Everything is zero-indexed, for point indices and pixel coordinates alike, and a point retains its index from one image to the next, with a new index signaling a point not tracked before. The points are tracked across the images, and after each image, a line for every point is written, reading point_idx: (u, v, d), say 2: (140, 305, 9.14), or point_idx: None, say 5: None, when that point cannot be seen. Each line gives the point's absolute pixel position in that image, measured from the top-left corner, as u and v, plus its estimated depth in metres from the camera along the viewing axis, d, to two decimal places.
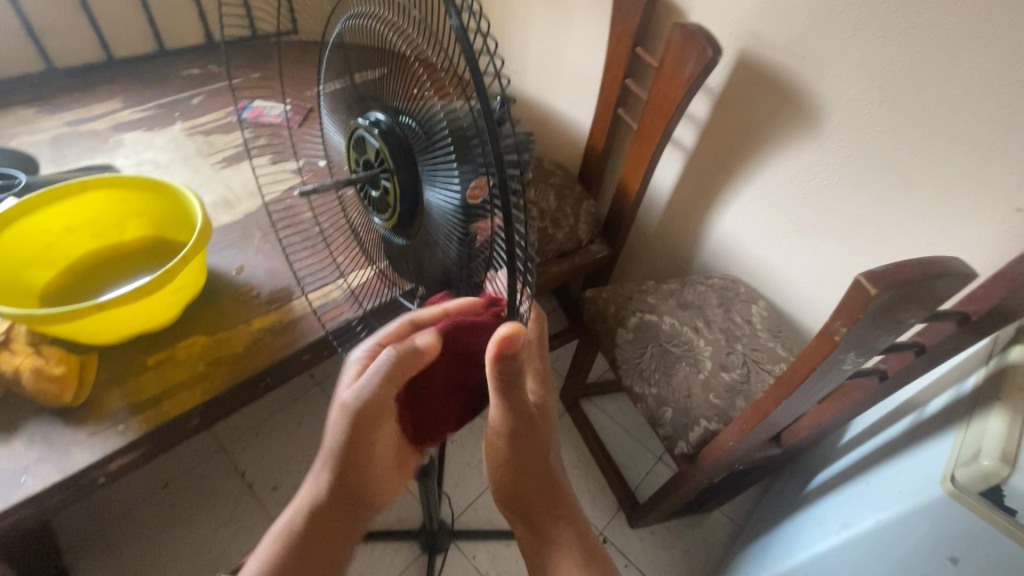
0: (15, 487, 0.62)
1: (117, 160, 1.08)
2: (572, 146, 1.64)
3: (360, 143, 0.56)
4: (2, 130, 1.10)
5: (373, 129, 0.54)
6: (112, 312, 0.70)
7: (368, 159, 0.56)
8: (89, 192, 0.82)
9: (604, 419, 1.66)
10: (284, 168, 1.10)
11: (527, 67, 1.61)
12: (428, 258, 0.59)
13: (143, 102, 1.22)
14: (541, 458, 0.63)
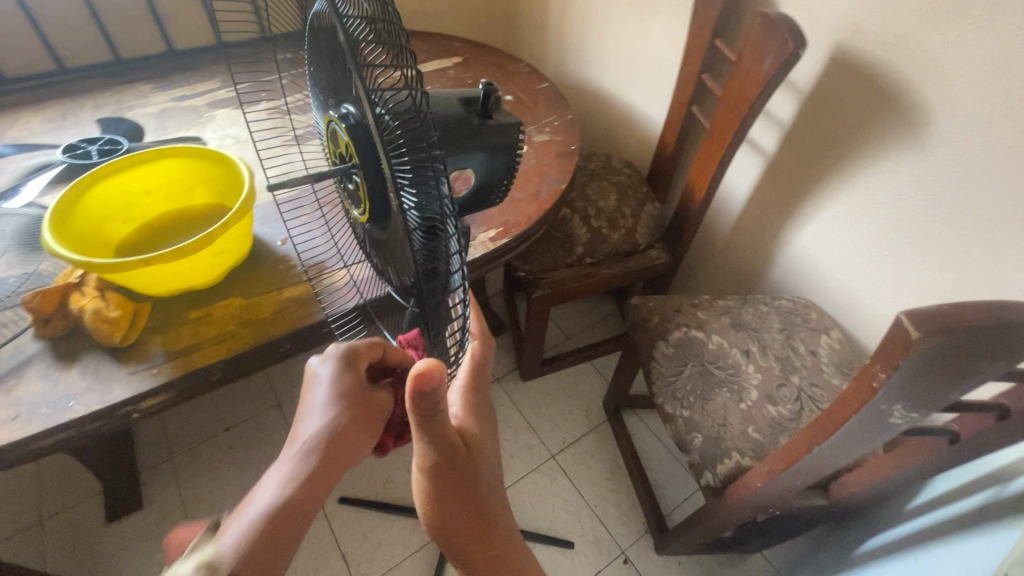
0: (64, 409, 0.72)
1: (206, 133, 1.20)
2: (643, 144, 1.55)
3: (335, 135, 0.57)
4: (123, 102, 1.27)
5: (343, 122, 0.53)
6: (160, 267, 0.77)
7: (342, 153, 0.57)
8: (166, 160, 0.92)
9: (646, 434, 1.58)
10: None
11: (603, 60, 1.55)
12: (397, 253, 0.60)
13: (238, 82, 1.35)
14: (473, 496, 0.58)
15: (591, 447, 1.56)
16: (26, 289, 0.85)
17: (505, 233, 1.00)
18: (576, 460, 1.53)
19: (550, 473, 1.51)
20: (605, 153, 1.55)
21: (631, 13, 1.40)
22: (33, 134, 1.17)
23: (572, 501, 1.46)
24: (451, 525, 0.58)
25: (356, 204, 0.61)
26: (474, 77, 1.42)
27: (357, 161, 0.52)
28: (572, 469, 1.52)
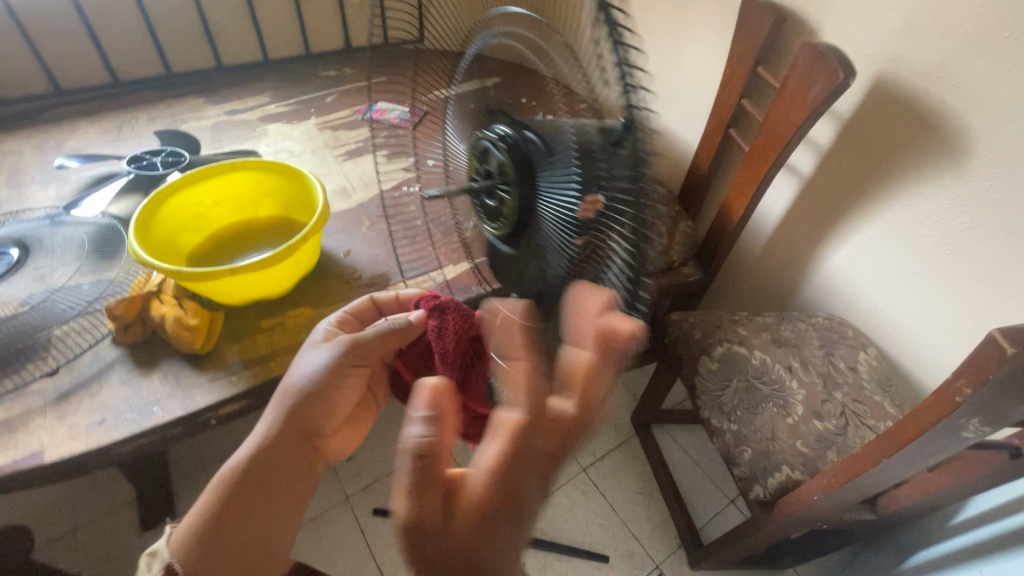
0: (149, 415, 0.74)
1: (260, 147, 1.23)
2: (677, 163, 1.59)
3: (484, 154, 0.63)
4: (175, 114, 1.30)
5: (499, 142, 0.60)
6: (243, 277, 0.80)
7: (489, 169, 0.62)
8: (237, 173, 0.95)
9: (675, 450, 1.59)
10: (396, 165, 1.20)
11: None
12: (532, 270, 0.61)
13: (287, 98, 1.39)
14: (452, 575, 0.47)
15: (621, 460, 1.57)
16: (101, 296, 0.87)
17: None
18: (607, 474, 1.54)
19: (581, 487, 1.51)
20: None
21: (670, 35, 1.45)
22: (93, 144, 1.19)
23: (604, 515, 1.46)
24: None
25: (491, 222, 0.65)
26: None
27: (513, 175, 0.58)
28: (602, 482, 1.52)
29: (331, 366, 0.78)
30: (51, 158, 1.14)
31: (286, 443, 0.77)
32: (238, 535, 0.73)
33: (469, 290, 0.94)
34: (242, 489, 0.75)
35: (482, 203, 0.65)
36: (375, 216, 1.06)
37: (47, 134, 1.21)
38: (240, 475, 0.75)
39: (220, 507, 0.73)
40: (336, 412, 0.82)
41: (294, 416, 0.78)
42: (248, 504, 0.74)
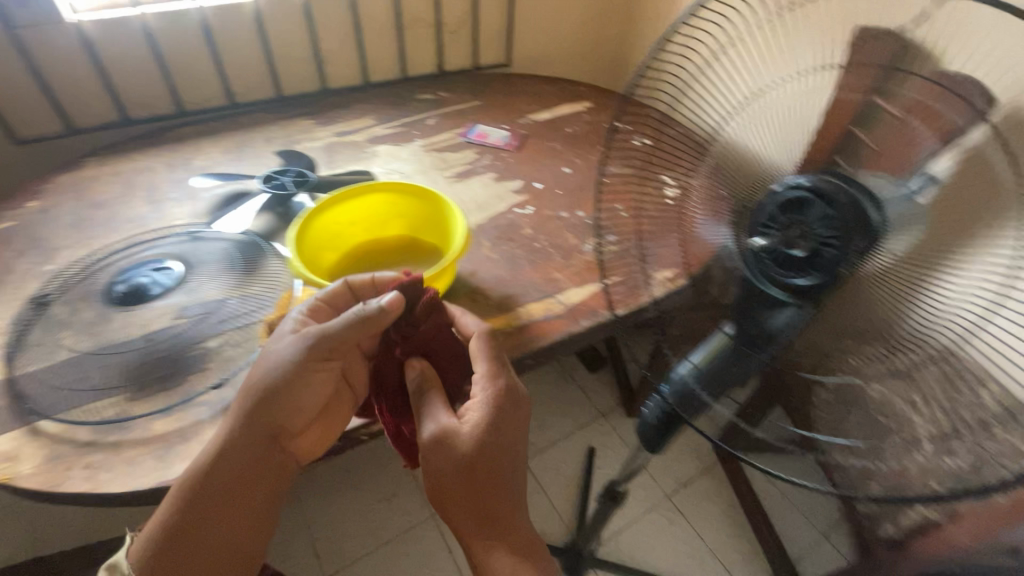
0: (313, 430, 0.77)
1: (373, 168, 1.27)
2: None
3: (783, 206, 0.63)
4: (290, 136, 1.35)
5: (801, 189, 0.62)
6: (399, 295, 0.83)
7: (789, 219, 0.62)
8: (375, 194, 0.98)
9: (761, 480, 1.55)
10: (506, 187, 1.22)
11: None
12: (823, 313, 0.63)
13: (391, 120, 1.43)
14: (455, 496, 0.70)
15: (706, 488, 1.53)
16: (248, 312, 0.90)
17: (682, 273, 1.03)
18: (692, 502, 1.51)
19: (667, 515, 1.48)
20: None
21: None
22: (218, 163, 1.25)
23: (692, 544, 1.43)
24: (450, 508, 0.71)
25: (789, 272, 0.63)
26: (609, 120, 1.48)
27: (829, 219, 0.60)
28: (688, 510, 1.49)
29: (297, 359, 0.73)
30: (183, 176, 1.20)
31: (251, 445, 0.70)
32: (208, 543, 0.67)
33: (599, 313, 0.95)
34: (199, 498, 0.67)
35: (777, 253, 0.64)
36: (494, 238, 1.08)
37: (175, 153, 1.27)
38: (198, 485, 0.68)
39: (174, 518, 0.66)
40: (301, 407, 0.74)
41: (263, 413, 0.71)
42: (206, 513, 0.67)
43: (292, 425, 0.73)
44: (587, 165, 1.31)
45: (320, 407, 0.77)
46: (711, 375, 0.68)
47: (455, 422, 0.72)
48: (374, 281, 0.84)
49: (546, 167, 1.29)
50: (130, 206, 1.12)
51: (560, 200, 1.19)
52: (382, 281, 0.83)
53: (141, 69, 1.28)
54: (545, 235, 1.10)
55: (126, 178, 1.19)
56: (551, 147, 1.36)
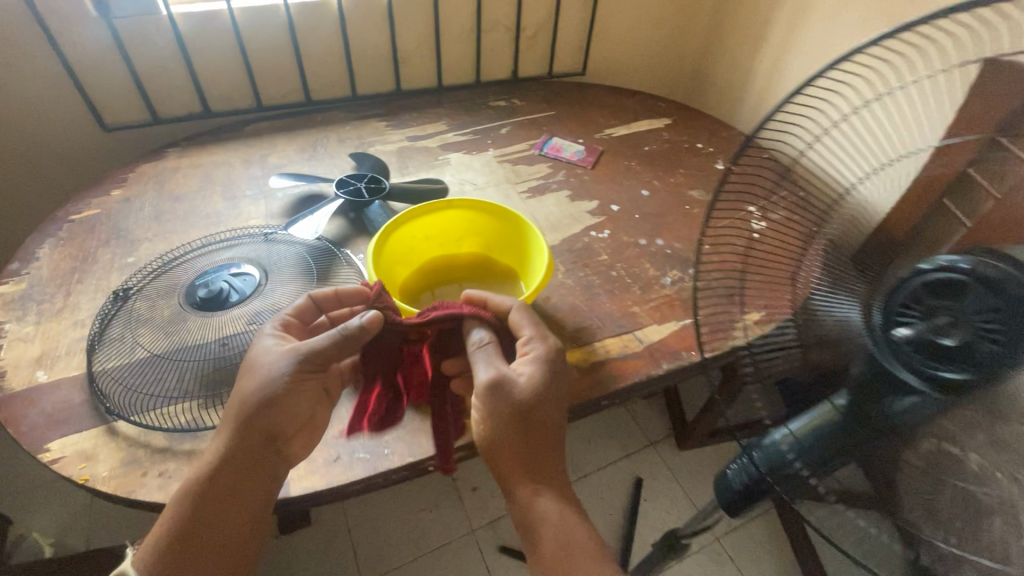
0: (381, 457, 0.74)
1: (445, 177, 1.24)
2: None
3: (927, 290, 0.51)
4: (363, 137, 1.34)
5: (948, 271, 0.50)
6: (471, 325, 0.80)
7: (930, 305, 0.50)
8: (452, 210, 0.95)
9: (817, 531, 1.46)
10: (581, 207, 1.18)
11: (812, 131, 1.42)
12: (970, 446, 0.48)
13: (464, 127, 1.40)
14: (512, 442, 0.67)
15: (759, 534, 1.45)
16: None
17: None
18: (744, 548, 1.43)
19: (715, 557, 1.41)
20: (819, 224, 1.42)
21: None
22: (292, 162, 1.25)
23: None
24: (502, 449, 0.68)
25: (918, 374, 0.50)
26: (689, 140, 1.41)
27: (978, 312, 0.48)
28: (738, 555, 1.42)
29: (292, 368, 0.68)
30: (258, 173, 1.20)
31: (247, 454, 0.66)
32: (213, 551, 0.62)
33: (680, 355, 0.89)
34: (197, 508, 0.62)
35: (908, 346, 0.50)
36: (569, 262, 1.03)
37: (251, 148, 1.28)
38: (195, 493, 0.63)
39: (180, 524, 0.61)
40: (296, 410, 0.69)
41: (260, 422, 0.66)
42: (203, 525, 0.62)
43: (293, 428, 0.69)
44: (666, 189, 1.24)
45: (313, 419, 0.72)
46: (811, 454, 0.59)
47: (510, 370, 0.70)
48: (337, 293, 0.80)
49: (623, 188, 1.24)
50: (208, 201, 1.12)
51: (638, 225, 1.14)
52: (344, 293, 0.80)
53: (225, 63, 1.29)
54: (621, 263, 1.05)
55: (204, 171, 1.20)
56: (627, 166, 1.30)
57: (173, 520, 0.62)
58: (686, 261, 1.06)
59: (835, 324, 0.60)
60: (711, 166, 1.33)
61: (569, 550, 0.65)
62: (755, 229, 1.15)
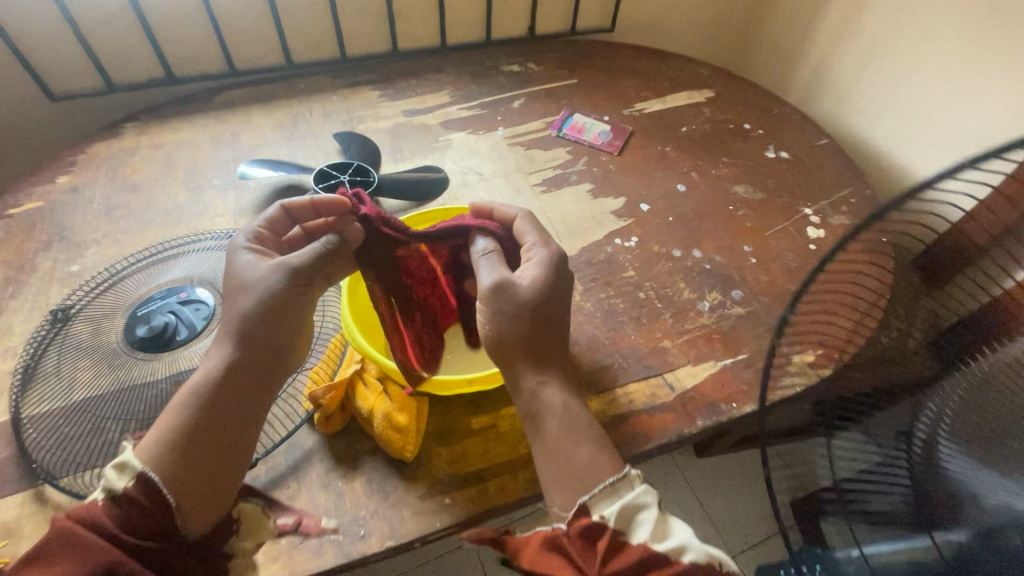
0: (356, 539, 0.61)
1: (445, 163, 1.06)
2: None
3: None
4: (351, 111, 1.15)
5: None
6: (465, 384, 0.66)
7: None
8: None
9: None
10: (604, 206, 0.99)
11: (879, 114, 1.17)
12: None
13: (470, 98, 1.20)
14: (523, 343, 0.62)
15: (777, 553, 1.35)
16: None
17: (829, 358, 0.79)
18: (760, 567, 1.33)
19: None
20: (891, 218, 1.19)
21: (916, 60, 1.08)
22: (268, 143, 1.07)
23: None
24: (511, 350, 0.62)
25: None
26: (735, 118, 1.19)
27: None
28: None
29: (281, 285, 0.61)
30: (229, 157, 1.04)
31: (246, 391, 0.59)
32: (215, 473, 0.55)
33: (719, 408, 0.74)
34: (188, 446, 0.54)
35: None
36: (588, 280, 0.87)
37: (222, 124, 1.10)
38: (186, 429, 0.55)
39: (173, 450, 0.54)
40: (295, 321, 0.63)
41: (258, 360, 0.59)
42: (189, 466, 0.54)
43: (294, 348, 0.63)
44: (706, 184, 1.05)
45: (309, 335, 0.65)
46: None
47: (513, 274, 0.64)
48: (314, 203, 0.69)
49: (655, 182, 1.05)
50: (168, 193, 0.96)
51: (671, 232, 0.96)
52: (322, 203, 0.69)
53: (189, 21, 1.09)
54: (651, 281, 0.88)
55: (166, 153, 1.03)
56: (661, 152, 1.10)
57: (160, 458, 0.53)
58: (728, 280, 0.89)
59: (964, 494, 0.50)
60: (759, 153, 1.12)
61: (576, 443, 0.59)
62: (811, 239, 0.96)
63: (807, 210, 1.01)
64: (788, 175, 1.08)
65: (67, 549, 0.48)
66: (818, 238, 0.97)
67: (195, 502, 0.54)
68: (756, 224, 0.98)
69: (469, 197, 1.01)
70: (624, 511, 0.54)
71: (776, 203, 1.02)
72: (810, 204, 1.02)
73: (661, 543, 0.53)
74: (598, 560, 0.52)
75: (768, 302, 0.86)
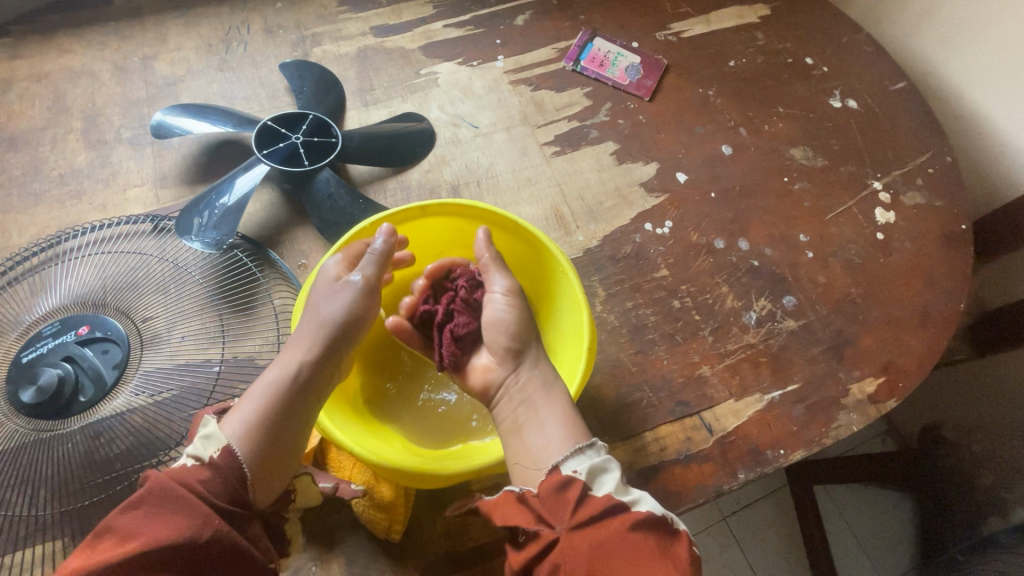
0: None
1: (429, 109, 0.82)
2: (979, 195, 0.91)
3: None
4: (305, 28, 0.87)
5: None
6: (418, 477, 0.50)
7: None
8: (426, 219, 0.63)
9: (835, 520, 1.09)
10: (631, 177, 0.80)
11: (960, 45, 0.88)
12: None
13: (460, 11, 0.91)
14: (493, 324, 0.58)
15: (768, 514, 1.10)
16: (223, 396, 0.58)
17: (893, 390, 0.66)
18: (751, 533, 1.09)
19: (718, 538, 1.08)
20: (978, 183, 0.90)
21: None
22: (193, 73, 0.81)
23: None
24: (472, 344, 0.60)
25: None
26: (794, 47, 0.94)
27: None
28: (747, 539, 1.08)
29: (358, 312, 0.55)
30: (140, 95, 0.78)
31: (327, 382, 0.52)
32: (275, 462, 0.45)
33: (765, 456, 0.61)
34: (277, 417, 0.47)
35: None
36: (613, 285, 0.71)
37: (127, 42, 0.83)
38: (276, 401, 0.48)
39: (266, 436, 0.45)
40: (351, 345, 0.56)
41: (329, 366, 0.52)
42: (277, 437, 0.46)
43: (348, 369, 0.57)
44: (756, 145, 0.84)
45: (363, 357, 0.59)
46: None
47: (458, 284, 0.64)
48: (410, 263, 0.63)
49: (694, 141, 0.83)
50: (61, 149, 0.73)
51: (712, 214, 0.78)
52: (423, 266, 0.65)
53: None
54: (688, 283, 0.72)
55: (52, 86, 0.78)
56: (702, 97, 0.87)
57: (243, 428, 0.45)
58: (779, 283, 0.73)
59: None
60: (821, 100, 0.89)
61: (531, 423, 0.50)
62: (878, 226, 0.78)
63: (876, 183, 0.82)
64: (855, 135, 0.86)
65: (168, 505, 0.39)
66: (888, 223, 0.79)
67: (266, 484, 0.45)
68: (814, 203, 0.80)
69: (462, 158, 0.79)
70: (592, 470, 0.44)
71: (839, 173, 0.83)
72: (879, 175, 0.83)
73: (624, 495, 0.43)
74: (567, 511, 0.41)
75: (824, 312, 0.71)
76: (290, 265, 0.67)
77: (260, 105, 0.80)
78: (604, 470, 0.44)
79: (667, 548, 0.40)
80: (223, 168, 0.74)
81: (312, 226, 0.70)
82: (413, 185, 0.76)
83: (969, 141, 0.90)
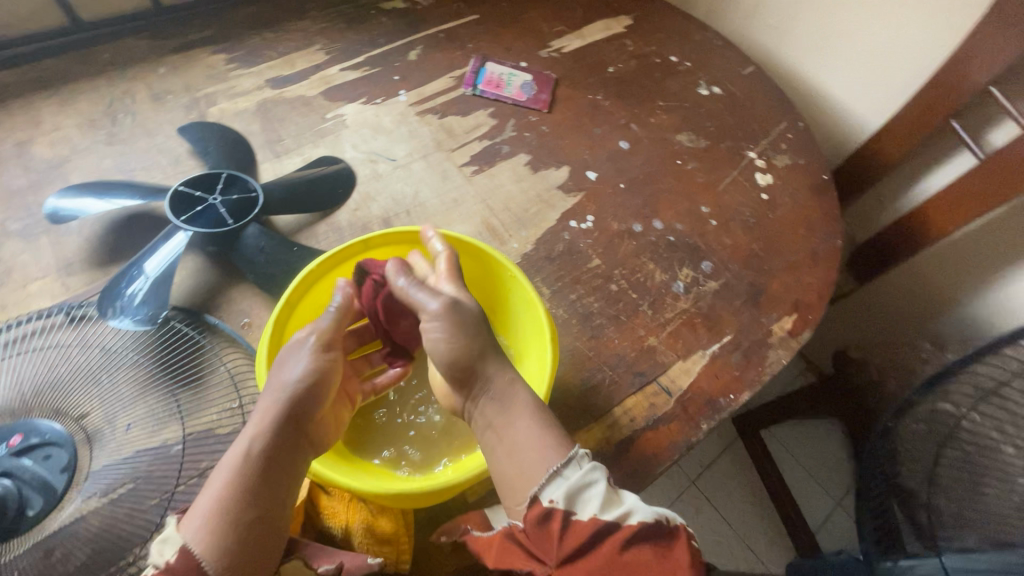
0: None
1: (343, 150, 0.83)
2: (830, 150, 1.07)
3: None
4: (196, 89, 0.85)
5: None
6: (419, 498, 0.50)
7: None
8: (371, 251, 0.65)
9: (784, 456, 1.20)
10: (547, 182, 0.86)
11: (786, 31, 1.04)
12: None
13: (353, 54, 0.94)
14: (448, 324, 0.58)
15: (729, 468, 1.20)
16: (187, 478, 0.54)
17: (805, 322, 0.77)
18: (718, 489, 1.17)
19: (692, 502, 1.15)
20: (828, 140, 1.07)
21: None
22: (79, 151, 0.76)
23: (721, 537, 1.11)
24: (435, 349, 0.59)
25: None
26: (659, 49, 1.06)
27: None
28: (717, 497, 1.16)
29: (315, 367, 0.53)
30: (21, 183, 0.72)
31: (297, 450, 0.49)
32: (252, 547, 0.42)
33: (719, 404, 0.68)
34: (245, 500, 0.44)
35: None
36: (555, 282, 0.76)
37: None
38: (239, 485, 0.44)
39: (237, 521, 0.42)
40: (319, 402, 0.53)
41: (296, 431, 0.50)
42: (251, 521, 0.43)
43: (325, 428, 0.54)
44: (648, 136, 0.94)
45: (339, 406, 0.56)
46: None
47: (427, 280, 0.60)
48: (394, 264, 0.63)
49: (595, 141, 0.92)
50: None
51: (626, 203, 0.86)
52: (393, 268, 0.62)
53: None
54: (620, 267, 0.79)
55: None
56: (592, 103, 0.96)
57: (203, 521, 0.42)
58: (694, 251, 0.82)
59: None
60: (690, 90, 1.02)
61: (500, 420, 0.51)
62: (761, 188, 0.91)
63: (751, 153, 0.95)
64: (725, 115, 0.99)
65: None
66: (768, 184, 0.91)
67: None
68: (707, 178, 0.91)
69: (386, 192, 0.80)
70: (573, 492, 0.45)
71: (720, 149, 0.95)
72: (752, 146, 0.96)
73: (608, 511, 0.44)
74: (554, 545, 0.43)
75: (737, 269, 0.81)
76: (234, 326, 0.65)
77: (163, 172, 0.76)
78: (587, 487, 0.45)
79: (664, 557, 0.42)
80: (137, 242, 0.70)
81: (248, 283, 0.68)
82: (344, 226, 0.76)
83: (812, 107, 1.07)
